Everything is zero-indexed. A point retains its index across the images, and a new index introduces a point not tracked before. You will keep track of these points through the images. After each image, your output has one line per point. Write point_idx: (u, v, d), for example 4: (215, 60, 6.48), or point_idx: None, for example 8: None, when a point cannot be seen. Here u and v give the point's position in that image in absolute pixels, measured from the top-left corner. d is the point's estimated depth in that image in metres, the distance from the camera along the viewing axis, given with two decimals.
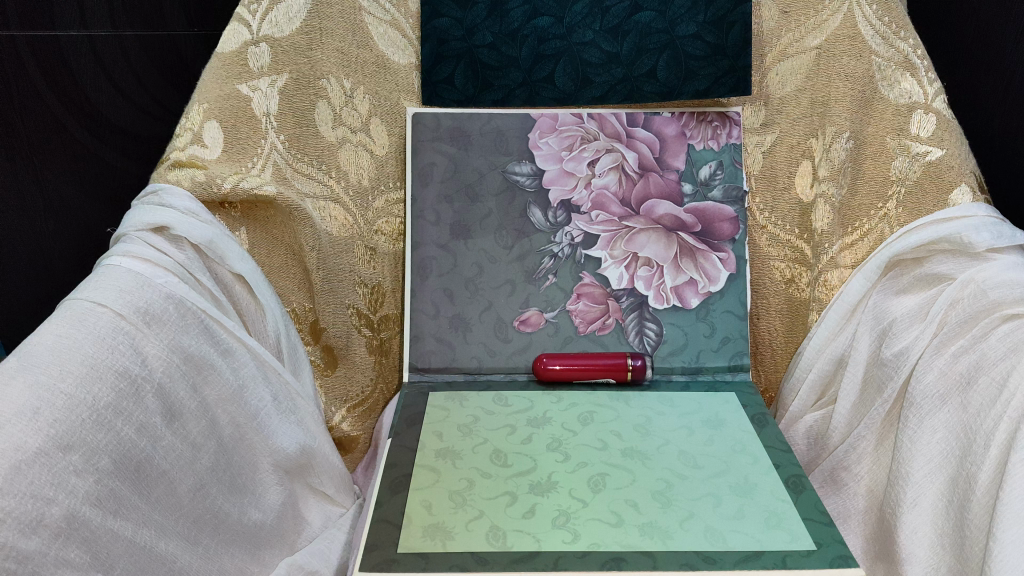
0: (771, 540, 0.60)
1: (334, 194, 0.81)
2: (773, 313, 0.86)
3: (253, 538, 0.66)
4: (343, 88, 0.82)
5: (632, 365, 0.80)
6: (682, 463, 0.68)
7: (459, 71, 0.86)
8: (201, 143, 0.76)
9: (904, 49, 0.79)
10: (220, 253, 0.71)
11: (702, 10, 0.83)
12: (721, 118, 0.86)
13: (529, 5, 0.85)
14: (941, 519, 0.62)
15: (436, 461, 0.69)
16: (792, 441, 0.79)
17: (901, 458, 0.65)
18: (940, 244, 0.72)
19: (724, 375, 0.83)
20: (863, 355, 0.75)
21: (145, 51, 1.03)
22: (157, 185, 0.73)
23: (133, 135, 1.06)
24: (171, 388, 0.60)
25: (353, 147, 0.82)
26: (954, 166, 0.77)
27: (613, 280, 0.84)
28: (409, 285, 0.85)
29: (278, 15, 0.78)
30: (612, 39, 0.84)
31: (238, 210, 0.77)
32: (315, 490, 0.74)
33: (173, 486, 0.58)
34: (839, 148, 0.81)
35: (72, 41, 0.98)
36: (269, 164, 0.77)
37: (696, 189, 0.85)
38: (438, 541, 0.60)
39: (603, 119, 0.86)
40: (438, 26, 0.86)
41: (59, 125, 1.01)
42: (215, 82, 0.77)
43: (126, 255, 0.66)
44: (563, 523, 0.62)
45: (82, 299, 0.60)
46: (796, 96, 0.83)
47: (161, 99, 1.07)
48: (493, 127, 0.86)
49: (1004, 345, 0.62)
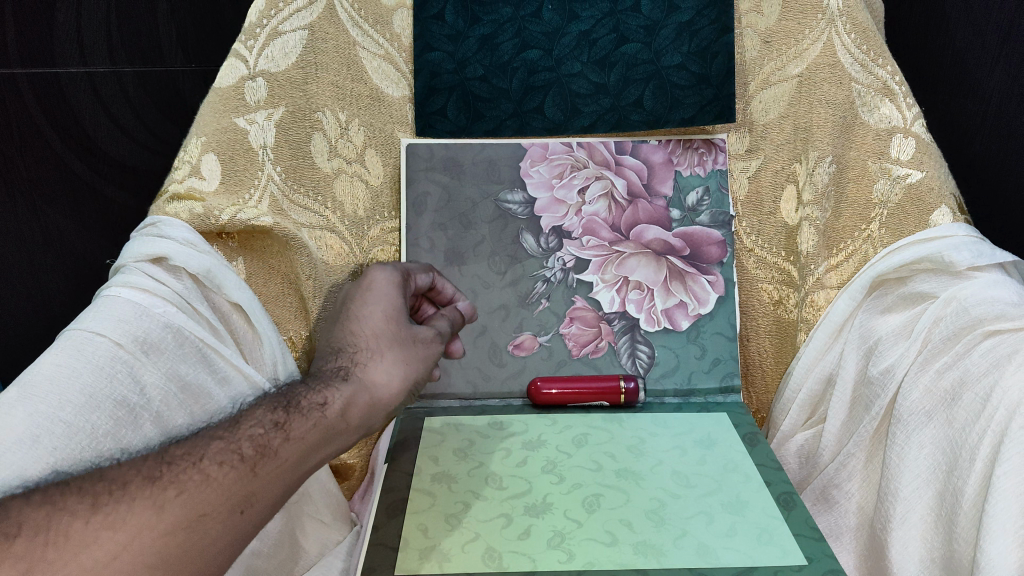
0: (762, 555, 0.61)
1: (330, 224, 0.83)
2: (762, 335, 0.88)
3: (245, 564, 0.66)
4: (338, 120, 0.84)
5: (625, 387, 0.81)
6: (675, 483, 0.69)
7: (451, 103, 0.88)
8: (199, 175, 0.77)
9: (883, 75, 0.81)
10: (218, 283, 0.72)
11: (687, 40, 0.86)
12: (707, 145, 0.88)
13: (519, 39, 0.87)
14: (930, 534, 0.63)
15: (432, 485, 0.70)
16: (783, 461, 0.80)
17: (889, 475, 0.66)
18: (921, 264, 0.74)
19: (715, 397, 0.84)
20: (850, 373, 0.76)
21: (142, 86, 1.12)
22: (156, 217, 0.75)
23: (130, 169, 1.15)
24: (169, 415, 0.62)
25: (348, 178, 0.84)
26: (933, 188, 0.77)
27: (605, 303, 0.85)
28: None
29: (274, 50, 0.80)
30: (600, 71, 0.87)
31: (234, 240, 0.79)
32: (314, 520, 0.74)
33: None
34: (822, 172, 0.83)
35: (71, 77, 1.08)
36: (265, 196, 0.79)
37: (683, 215, 0.87)
38: (434, 563, 0.61)
39: (592, 147, 0.88)
40: (430, 59, 0.88)
41: (59, 161, 1.11)
42: (213, 117, 0.79)
43: (125, 284, 0.68)
44: (558, 543, 0.62)
45: (81, 329, 0.61)
46: (780, 123, 0.86)
47: (160, 133, 1.15)
48: (484, 156, 0.88)
49: (986, 361, 0.63)
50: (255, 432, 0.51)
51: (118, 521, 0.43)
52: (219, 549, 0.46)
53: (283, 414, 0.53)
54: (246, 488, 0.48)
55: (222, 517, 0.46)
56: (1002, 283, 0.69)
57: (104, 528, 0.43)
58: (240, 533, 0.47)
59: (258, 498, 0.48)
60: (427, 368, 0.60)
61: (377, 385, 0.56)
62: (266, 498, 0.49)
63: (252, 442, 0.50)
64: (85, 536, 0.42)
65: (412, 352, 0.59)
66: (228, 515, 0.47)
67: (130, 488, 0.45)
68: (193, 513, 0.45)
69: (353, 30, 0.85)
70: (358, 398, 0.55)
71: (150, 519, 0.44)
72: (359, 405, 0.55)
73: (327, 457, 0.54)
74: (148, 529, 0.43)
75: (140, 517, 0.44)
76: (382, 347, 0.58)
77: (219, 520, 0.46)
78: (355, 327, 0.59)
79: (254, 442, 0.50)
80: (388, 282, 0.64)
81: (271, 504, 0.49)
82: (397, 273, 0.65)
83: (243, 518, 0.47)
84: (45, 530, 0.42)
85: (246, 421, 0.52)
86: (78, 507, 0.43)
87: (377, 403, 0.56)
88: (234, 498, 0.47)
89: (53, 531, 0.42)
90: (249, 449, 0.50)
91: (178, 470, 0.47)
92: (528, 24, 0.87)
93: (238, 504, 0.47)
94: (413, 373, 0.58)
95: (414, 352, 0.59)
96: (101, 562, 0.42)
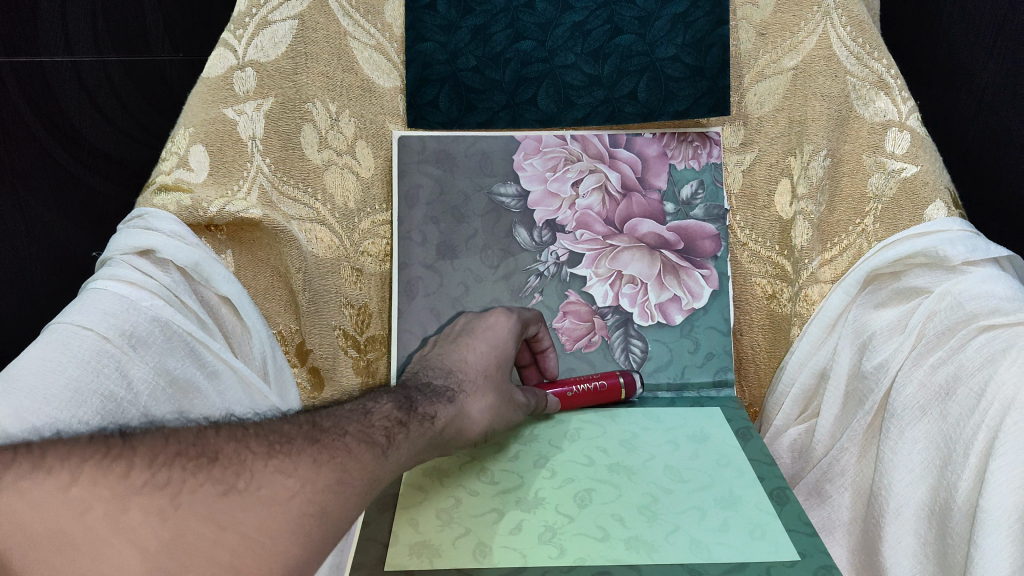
0: (756, 551, 0.60)
1: (320, 216, 0.82)
2: (756, 329, 0.88)
3: None
4: (328, 111, 0.83)
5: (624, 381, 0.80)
6: (668, 478, 0.69)
7: (444, 95, 0.87)
8: (187, 166, 0.77)
9: (878, 68, 0.80)
10: (206, 276, 0.71)
11: (681, 32, 0.85)
12: (701, 138, 0.88)
13: (512, 29, 0.86)
14: (923, 528, 0.63)
15: (424, 479, 0.69)
16: (776, 456, 0.80)
17: (883, 469, 0.66)
18: (916, 258, 0.73)
19: (708, 391, 0.84)
20: (844, 368, 0.76)
21: (128, 75, 1.12)
22: (143, 209, 0.74)
23: (116, 159, 1.15)
24: (156, 410, 0.61)
25: (338, 169, 0.83)
26: (928, 183, 0.76)
27: (599, 297, 0.85)
28: (397, 304, 0.84)
29: (263, 40, 0.79)
30: (594, 62, 0.85)
31: (224, 233, 0.78)
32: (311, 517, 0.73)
33: None
34: (817, 165, 0.82)
35: (56, 65, 1.09)
36: (254, 188, 0.78)
37: (677, 208, 0.86)
38: (425, 559, 0.61)
39: (586, 140, 0.88)
40: (422, 50, 0.87)
41: (44, 151, 1.11)
42: (201, 107, 0.78)
43: (112, 277, 0.66)
44: (549, 538, 0.62)
45: (66, 322, 0.60)
46: (774, 115, 0.86)
47: (145, 123, 1.15)
48: (477, 149, 0.87)
49: (981, 356, 0.63)
50: (385, 421, 0.52)
51: (291, 468, 0.44)
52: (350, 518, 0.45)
53: (404, 414, 0.54)
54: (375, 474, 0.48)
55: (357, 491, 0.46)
56: (998, 278, 0.68)
57: (280, 472, 0.44)
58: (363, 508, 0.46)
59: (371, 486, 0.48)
60: (510, 419, 0.64)
61: (471, 417, 0.59)
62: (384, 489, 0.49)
63: (382, 428, 0.51)
64: (265, 475, 0.43)
65: (508, 408, 0.64)
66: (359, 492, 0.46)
67: (295, 444, 0.46)
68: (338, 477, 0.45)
69: (344, 20, 0.84)
70: (456, 424, 0.58)
71: (312, 474, 0.44)
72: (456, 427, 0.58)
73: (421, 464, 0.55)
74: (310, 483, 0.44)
75: (303, 470, 0.45)
76: (489, 387, 0.62)
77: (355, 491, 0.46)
78: (471, 355, 0.63)
79: (383, 428, 0.52)
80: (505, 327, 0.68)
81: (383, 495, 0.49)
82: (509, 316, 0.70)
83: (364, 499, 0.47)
84: (236, 464, 0.43)
85: (382, 409, 0.53)
86: (257, 449, 0.45)
87: (462, 433, 0.58)
88: (365, 479, 0.47)
89: (240, 465, 0.43)
90: (379, 435, 0.51)
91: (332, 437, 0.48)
92: (521, 14, 0.86)
93: (365, 488, 0.47)
94: (499, 421, 0.62)
95: (508, 403, 0.64)
96: (276, 499, 0.42)
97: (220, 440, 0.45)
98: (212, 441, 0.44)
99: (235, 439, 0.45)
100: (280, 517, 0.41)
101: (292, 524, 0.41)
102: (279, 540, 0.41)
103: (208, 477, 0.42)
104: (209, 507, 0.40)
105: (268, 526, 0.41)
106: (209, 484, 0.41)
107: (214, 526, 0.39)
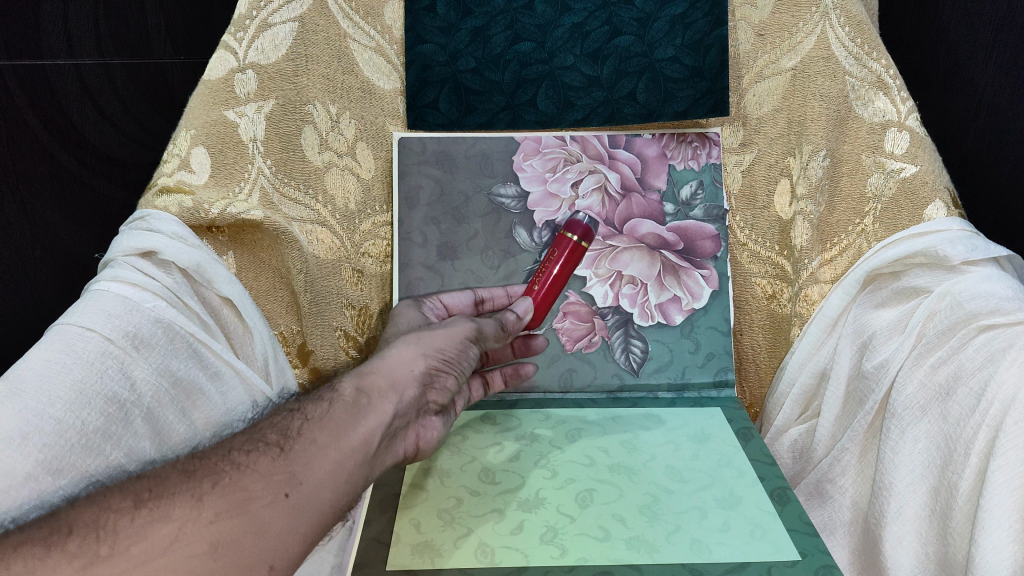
0: (757, 550, 0.60)
1: (321, 218, 0.82)
2: (756, 330, 0.88)
3: None
4: (329, 113, 0.83)
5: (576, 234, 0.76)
6: (669, 478, 0.69)
7: (443, 97, 0.87)
8: (189, 168, 0.77)
9: (877, 69, 0.80)
10: (208, 278, 0.71)
11: (680, 33, 0.85)
12: (701, 139, 0.88)
13: (511, 31, 0.86)
14: (924, 528, 0.63)
15: (425, 480, 0.70)
16: (777, 455, 0.81)
17: (884, 469, 0.66)
18: (916, 258, 0.74)
19: (708, 391, 0.85)
20: (844, 368, 0.76)
21: (129, 78, 1.14)
22: (145, 211, 0.74)
23: (119, 161, 1.18)
24: (159, 412, 0.61)
25: (339, 171, 0.84)
26: (927, 182, 0.77)
27: (599, 297, 0.85)
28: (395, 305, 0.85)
29: (264, 43, 0.79)
30: (593, 63, 0.85)
31: (225, 234, 0.78)
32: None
33: None
34: (816, 165, 0.82)
35: (59, 69, 1.09)
36: (256, 189, 0.78)
37: (677, 209, 0.87)
38: (426, 558, 0.61)
39: (585, 141, 0.88)
40: (422, 52, 0.87)
41: (48, 154, 1.11)
42: (202, 109, 0.78)
43: (114, 279, 0.67)
44: (551, 538, 0.62)
45: (70, 324, 0.61)
46: (774, 116, 0.86)
47: (148, 127, 1.19)
48: (478, 150, 0.87)
49: (981, 355, 0.63)
50: (278, 422, 0.56)
51: (162, 515, 0.46)
52: (274, 534, 0.48)
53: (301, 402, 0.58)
54: (287, 471, 0.51)
55: (266, 500, 0.49)
56: (999, 277, 0.68)
57: (152, 521, 0.46)
58: (291, 513, 0.49)
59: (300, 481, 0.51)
60: (450, 337, 0.67)
61: (391, 359, 0.63)
62: (310, 480, 0.51)
63: (276, 430, 0.55)
64: (133, 531, 0.45)
65: (438, 331, 0.67)
66: (274, 498, 0.49)
67: (168, 484, 0.48)
68: (234, 500, 0.48)
69: (344, 22, 0.85)
70: (378, 370, 0.62)
71: (192, 512, 0.47)
72: (380, 373, 0.62)
73: (380, 421, 0.58)
74: (190, 521, 0.46)
75: (182, 512, 0.46)
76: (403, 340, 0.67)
77: (263, 503, 0.49)
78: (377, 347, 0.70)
79: (278, 429, 0.55)
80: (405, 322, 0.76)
81: (327, 483, 0.52)
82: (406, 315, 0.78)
83: (289, 501, 0.50)
84: (94, 529, 0.44)
85: (265, 420, 0.56)
86: (122, 506, 0.46)
87: (394, 372, 0.62)
88: (275, 481, 0.50)
89: (102, 529, 0.45)
90: (273, 437, 0.54)
91: (210, 464, 0.51)
92: (519, 16, 0.85)
93: (282, 488, 0.50)
94: (435, 342, 0.66)
95: (437, 331, 0.68)
96: (149, 556, 0.44)
97: (75, 511, 0.45)
98: (66, 513, 0.45)
99: (96, 506, 0.46)
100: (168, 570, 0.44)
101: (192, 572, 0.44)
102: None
103: (62, 556, 0.43)
104: None
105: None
106: (72, 559, 0.43)
107: None
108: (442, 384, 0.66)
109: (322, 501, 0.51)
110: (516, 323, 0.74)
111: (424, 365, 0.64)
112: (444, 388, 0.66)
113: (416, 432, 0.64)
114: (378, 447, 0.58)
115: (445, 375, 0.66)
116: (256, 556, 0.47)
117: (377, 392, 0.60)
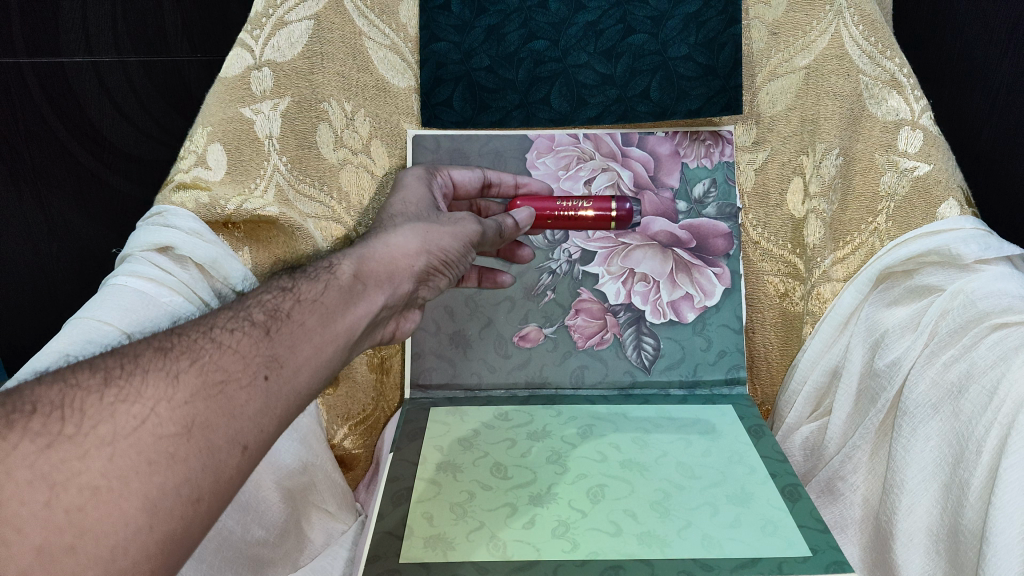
0: (767, 547, 0.61)
1: (336, 213, 0.84)
2: (768, 326, 0.89)
3: (263, 560, 0.70)
4: (344, 111, 0.84)
5: (618, 213, 0.76)
6: (681, 474, 0.69)
7: (457, 94, 0.87)
8: (205, 165, 0.78)
9: (890, 67, 0.79)
10: (223, 273, 0.72)
11: (694, 31, 0.85)
12: (714, 137, 0.88)
13: (525, 29, 0.85)
14: (936, 525, 0.63)
15: (436, 475, 0.71)
16: (788, 453, 0.81)
17: (895, 467, 0.66)
18: (929, 256, 0.73)
19: (720, 389, 0.86)
20: (856, 366, 0.76)
21: (147, 75, 1.15)
22: (162, 206, 0.74)
23: (136, 158, 1.20)
24: None
25: (353, 169, 0.85)
26: (941, 181, 0.76)
27: (611, 295, 0.86)
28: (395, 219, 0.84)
29: (280, 40, 0.80)
30: (606, 61, 0.85)
31: (240, 230, 0.79)
32: (269, 454, 0.71)
33: (226, 533, 0.67)
34: (828, 164, 0.83)
35: (76, 65, 1.12)
36: (271, 186, 0.80)
37: (690, 207, 0.87)
38: (439, 551, 0.62)
39: (599, 138, 0.88)
40: (437, 50, 0.87)
41: (65, 151, 1.16)
42: (218, 107, 0.79)
43: (131, 274, 0.67)
44: (562, 532, 0.63)
45: (87, 317, 0.61)
46: (787, 114, 0.85)
47: (164, 123, 1.20)
48: (491, 148, 0.88)
49: (993, 354, 0.63)
50: (266, 300, 0.52)
51: (133, 395, 0.41)
52: (250, 415, 0.44)
53: (291, 282, 0.54)
54: (269, 353, 0.47)
55: (244, 382, 0.45)
56: (1012, 276, 0.68)
57: (121, 401, 0.41)
58: (268, 397, 0.46)
59: (284, 364, 0.48)
60: (466, 230, 0.66)
61: (392, 246, 0.60)
62: (293, 363, 0.48)
63: (263, 310, 0.51)
64: (102, 410, 0.40)
65: (446, 228, 0.64)
66: (253, 380, 0.45)
67: (144, 359, 0.44)
68: (210, 380, 0.44)
69: (359, 20, 0.84)
70: (374, 258, 0.58)
71: (166, 391, 0.42)
72: (379, 259, 0.59)
73: (371, 313, 0.55)
74: (164, 400, 0.42)
75: (155, 388, 0.42)
76: (409, 224, 0.63)
77: (240, 385, 0.45)
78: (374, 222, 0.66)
79: (265, 309, 0.51)
80: (416, 178, 0.73)
81: (309, 370, 0.49)
82: (420, 173, 0.74)
83: (269, 384, 0.46)
84: (60, 408, 0.40)
85: (253, 296, 0.53)
86: (90, 383, 0.42)
87: (396, 262, 0.59)
88: (255, 361, 0.46)
89: (68, 408, 0.40)
90: (260, 317, 0.50)
91: (189, 342, 0.46)
92: (534, 14, 0.85)
93: (260, 369, 0.46)
94: (441, 240, 0.63)
95: (446, 226, 0.64)
96: (118, 434, 0.39)
97: (40, 388, 0.41)
98: (29, 393, 0.41)
99: (62, 382, 0.42)
100: (130, 452, 0.39)
101: (170, 467, 0.39)
102: (161, 501, 0.39)
103: (24, 435, 0.38)
104: (33, 468, 0.37)
105: (111, 467, 0.38)
106: (27, 442, 0.38)
107: (44, 486, 0.37)
108: (434, 283, 0.64)
109: (300, 383, 0.48)
110: (513, 230, 0.72)
111: (426, 261, 0.61)
112: (435, 287, 0.64)
113: (398, 321, 0.63)
114: (363, 334, 0.55)
115: (441, 275, 0.64)
116: (228, 438, 0.43)
117: (371, 280, 0.57)
